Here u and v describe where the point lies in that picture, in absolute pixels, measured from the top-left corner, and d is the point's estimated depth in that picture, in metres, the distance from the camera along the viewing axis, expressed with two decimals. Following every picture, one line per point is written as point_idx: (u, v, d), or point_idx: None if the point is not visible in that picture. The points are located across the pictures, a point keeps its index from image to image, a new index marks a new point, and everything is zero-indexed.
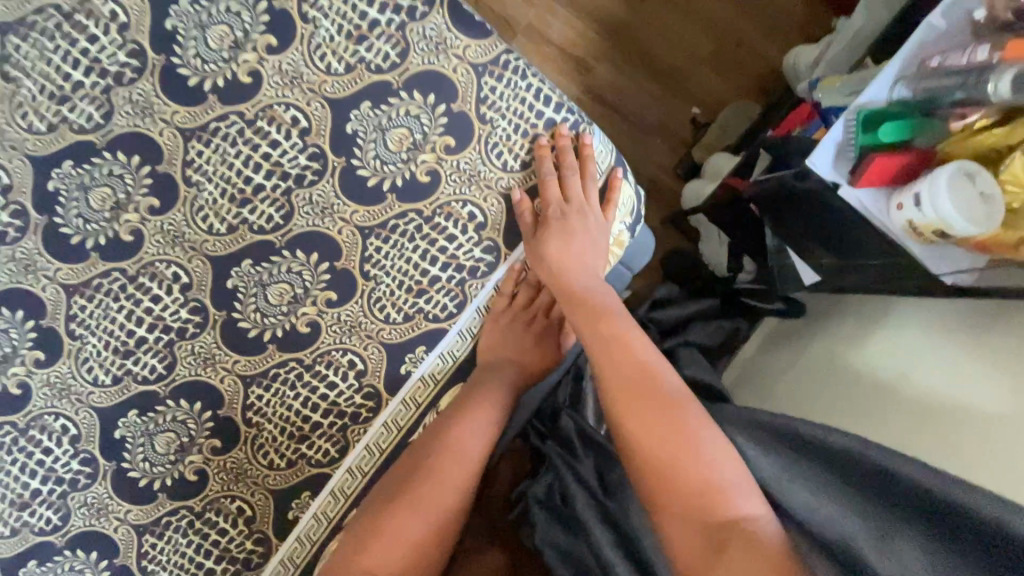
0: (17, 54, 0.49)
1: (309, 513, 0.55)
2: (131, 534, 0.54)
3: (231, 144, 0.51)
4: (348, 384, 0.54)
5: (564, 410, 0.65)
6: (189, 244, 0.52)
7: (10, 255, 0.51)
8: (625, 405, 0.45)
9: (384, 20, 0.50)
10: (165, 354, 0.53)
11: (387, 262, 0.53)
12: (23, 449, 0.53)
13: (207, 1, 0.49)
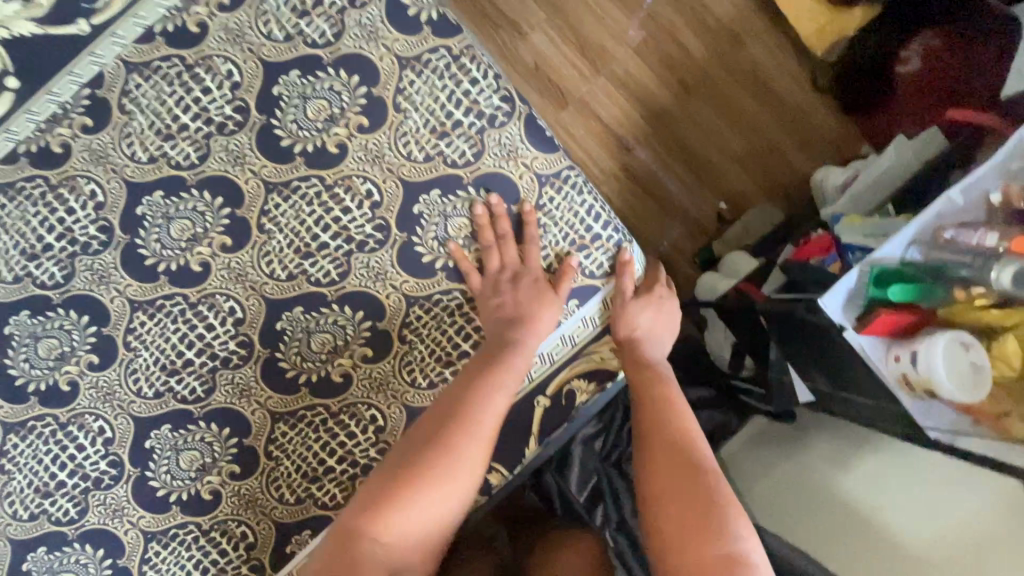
0: (138, 92, 0.55)
1: (305, 551, 0.58)
2: (137, 539, 0.58)
3: (306, 203, 0.56)
4: (366, 436, 0.58)
5: (548, 471, 0.74)
6: (249, 284, 0.57)
7: (90, 265, 0.56)
8: (667, 460, 0.50)
9: (467, 121, 0.55)
10: (206, 379, 0.57)
11: (425, 331, 0.58)
12: (61, 440, 0.57)
13: (314, 77, 0.55)
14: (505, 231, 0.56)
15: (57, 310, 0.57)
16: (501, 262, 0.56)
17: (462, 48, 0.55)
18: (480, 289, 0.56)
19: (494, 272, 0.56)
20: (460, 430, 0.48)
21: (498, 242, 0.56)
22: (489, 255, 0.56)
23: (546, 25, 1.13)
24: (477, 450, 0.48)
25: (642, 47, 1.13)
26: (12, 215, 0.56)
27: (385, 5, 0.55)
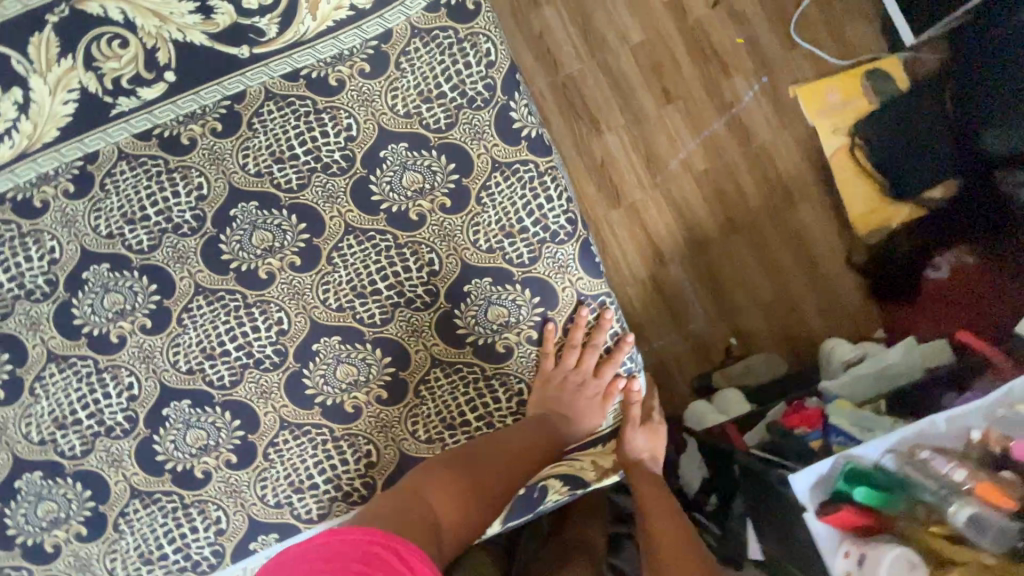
0: (270, 118, 0.64)
1: (265, 552, 0.62)
2: (123, 493, 0.63)
3: (375, 253, 0.63)
4: (356, 467, 0.63)
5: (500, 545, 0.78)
6: (302, 303, 0.63)
7: (176, 244, 0.64)
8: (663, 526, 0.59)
9: (532, 229, 0.63)
10: (236, 371, 0.63)
11: (437, 392, 0.63)
12: (92, 383, 0.63)
13: (419, 153, 0.63)
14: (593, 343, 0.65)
15: (132, 272, 0.64)
16: (580, 366, 0.64)
17: (548, 169, 0.63)
18: (550, 380, 0.63)
19: (567, 369, 0.64)
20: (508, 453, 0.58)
21: (583, 348, 0.64)
22: (570, 353, 0.64)
23: (622, 131, 1.24)
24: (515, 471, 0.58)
25: (701, 178, 1.23)
26: (128, 182, 0.64)
27: (495, 115, 0.64)
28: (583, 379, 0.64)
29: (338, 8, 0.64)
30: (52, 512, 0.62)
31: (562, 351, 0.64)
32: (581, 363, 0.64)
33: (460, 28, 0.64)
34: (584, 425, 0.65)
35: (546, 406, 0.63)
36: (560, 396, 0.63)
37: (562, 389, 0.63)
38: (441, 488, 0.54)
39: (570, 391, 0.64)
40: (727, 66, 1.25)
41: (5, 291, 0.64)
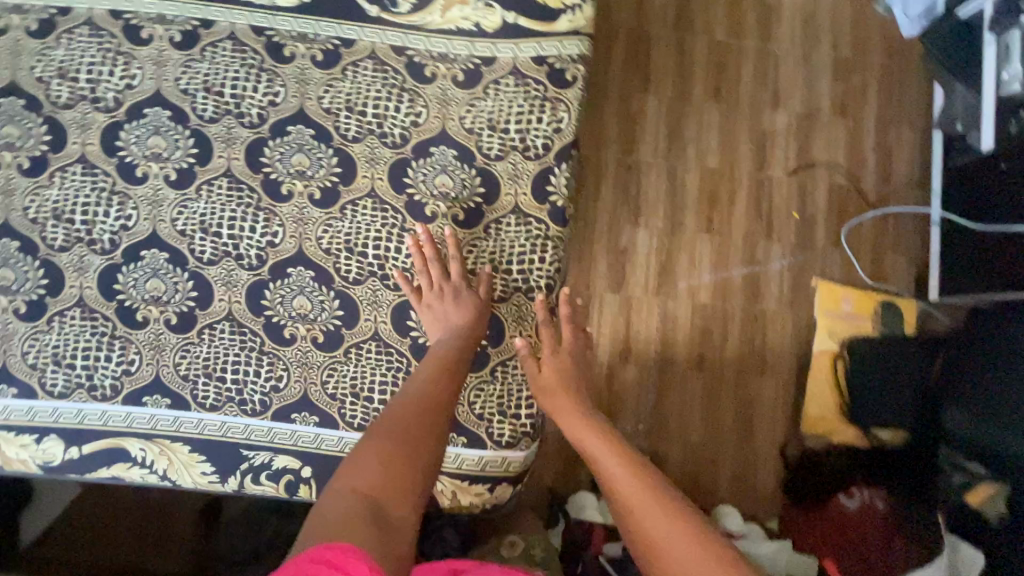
0: (361, 73, 0.72)
1: (153, 410, 0.68)
2: (71, 298, 0.69)
3: (380, 224, 0.70)
4: (265, 384, 0.69)
5: None
6: (300, 230, 0.70)
7: (230, 127, 0.71)
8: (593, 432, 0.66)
9: (514, 275, 0.71)
10: (217, 253, 0.70)
11: (363, 360, 0.69)
12: (100, 198, 0.70)
13: (461, 167, 0.71)
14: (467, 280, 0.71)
15: (185, 129, 0.71)
16: (451, 278, 0.69)
17: (553, 236, 0.70)
18: (426, 296, 0.68)
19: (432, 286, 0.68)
20: (419, 417, 0.59)
21: (458, 262, 0.69)
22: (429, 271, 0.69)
23: (653, 233, 1.31)
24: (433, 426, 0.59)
25: (696, 309, 1.30)
26: (223, 60, 0.72)
27: (537, 171, 0.71)
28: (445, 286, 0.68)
29: (466, 19, 0.72)
30: (6, 281, 0.69)
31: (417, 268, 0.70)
32: (450, 274, 0.69)
33: (550, 88, 0.72)
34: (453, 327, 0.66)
35: (442, 336, 0.66)
36: (438, 314, 0.67)
37: (438, 303, 0.68)
38: (360, 465, 0.53)
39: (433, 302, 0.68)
40: (768, 231, 1.33)
41: (78, 88, 0.71)
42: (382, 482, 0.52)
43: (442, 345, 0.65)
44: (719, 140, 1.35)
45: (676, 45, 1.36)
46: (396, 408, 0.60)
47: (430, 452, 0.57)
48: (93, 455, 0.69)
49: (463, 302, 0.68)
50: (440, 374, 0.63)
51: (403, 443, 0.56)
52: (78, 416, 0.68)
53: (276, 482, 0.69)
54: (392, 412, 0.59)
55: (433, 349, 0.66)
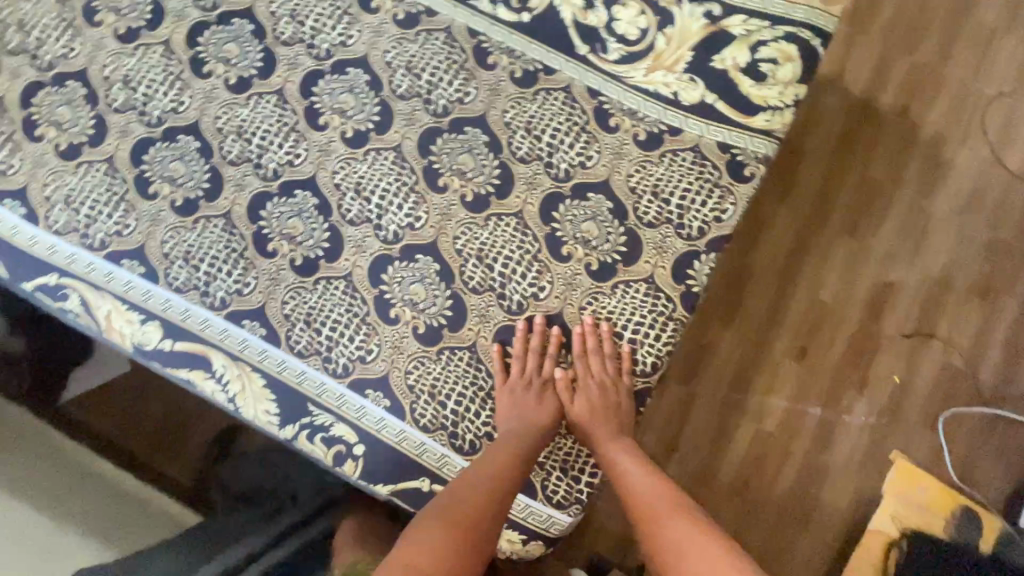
0: (550, 101, 0.74)
1: (246, 335, 0.71)
2: (221, 209, 0.73)
3: (516, 245, 0.71)
4: (354, 352, 0.70)
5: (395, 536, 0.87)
6: (442, 224, 0.72)
7: (415, 109, 0.74)
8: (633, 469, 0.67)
9: (624, 343, 0.70)
10: (359, 217, 0.72)
11: (452, 366, 0.69)
12: (282, 131, 0.75)
13: (611, 221, 0.71)
14: (552, 357, 0.70)
15: (375, 97, 0.75)
16: (542, 372, 0.69)
17: (678, 319, 0.70)
18: (512, 377, 0.69)
19: (520, 376, 0.69)
20: (479, 501, 0.61)
21: (553, 358, 0.70)
22: (518, 361, 0.69)
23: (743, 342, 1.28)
24: (493, 512, 0.61)
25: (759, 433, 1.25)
26: (433, 48, 0.75)
27: (684, 251, 0.70)
28: (530, 375, 0.69)
29: (666, 86, 0.74)
30: (174, 174, 0.74)
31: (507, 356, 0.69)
32: (542, 367, 0.70)
33: (724, 177, 0.72)
34: (533, 422, 0.67)
35: (518, 425, 0.66)
36: (518, 404, 0.68)
37: (522, 390, 0.68)
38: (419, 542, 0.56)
39: (516, 392, 0.68)
40: (851, 381, 1.38)
41: (301, 31, 0.77)
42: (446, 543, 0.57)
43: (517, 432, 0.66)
44: (835, 281, 1.42)
45: (823, 183, 1.45)
46: (461, 485, 0.62)
47: (485, 538, 0.60)
48: (181, 353, 0.72)
49: (545, 403, 0.69)
50: (515, 457, 0.63)
51: (460, 529, 0.58)
52: (182, 314, 0.72)
53: (326, 448, 0.69)
54: (457, 490, 0.62)
55: (505, 433, 0.66)
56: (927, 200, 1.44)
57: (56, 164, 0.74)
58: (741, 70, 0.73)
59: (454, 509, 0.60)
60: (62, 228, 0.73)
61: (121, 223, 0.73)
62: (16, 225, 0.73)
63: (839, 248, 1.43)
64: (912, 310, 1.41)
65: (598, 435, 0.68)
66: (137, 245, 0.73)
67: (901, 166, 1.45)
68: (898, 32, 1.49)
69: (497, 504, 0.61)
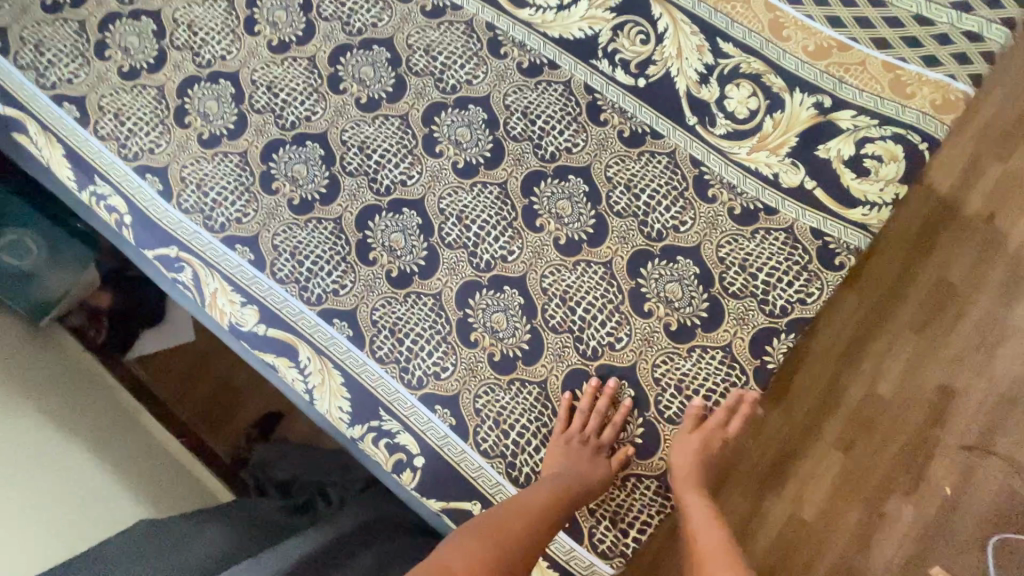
0: (652, 164, 0.79)
1: (333, 334, 0.75)
2: (334, 213, 0.79)
3: (600, 292, 0.76)
4: (431, 367, 0.73)
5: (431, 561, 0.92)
6: (534, 262, 0.77)
7: (524, 151, 0.80)
8: (698, 524, 0.71)
9: (692, 406, 0.73)
10: (458, 242, 0.78)
11: (521, 397, 0.73)
12: (400, 152, 0.81)
13: (693, 287, 0.76)
14: (613, 420, 0.74)
15: (491, 135, 0.81)
16: (600, 435, 0.73)
17: (748, 392, 0.74)
18: (571, 429, 0.72)
19: (580, 430, 0.72)
20: (519, 518, 0.63)
21: (612, 421, 0.73)
22: (580, 416, 0.72)
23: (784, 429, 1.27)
24: (535, 533, 0.63)
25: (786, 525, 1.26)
26: (550, 98, 0.82)
27: (764, 327, 0.74)
28: (589, 433, 0.72)
29: (769, 166, 0.78)
30: (297, 175, 0.81)
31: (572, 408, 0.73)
32: (600, 431, 0.73)
33: (814, 262, 0.75)
34: (586, 478, 0.69)
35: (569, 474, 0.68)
36: (574, 457, 0.70)
37: (578, 446, 0.71)
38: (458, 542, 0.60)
39: (572, 447, 0.71)
40: (898, 484, 1.33)
41: (433, 65, 0.84)
42: (491, 555, 0.59)
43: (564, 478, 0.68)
44: (894, 377, 1.38)
45: (894, 276, 1.43)
46: (507, 505, 0.65)
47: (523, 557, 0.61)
48: (271, 339, 0.76)
49: (598, 462, 0.71)
50: (557, 500, 0.66)
51: (498, 539, 0.61)
52: (280, 303, 0.77)
53: (388, 454, 0.72)
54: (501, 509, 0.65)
55: (557, 479, 0.68)
56: (1003, 311, 1.40)
57: (195, 151, 0.82)
58: (844, 161, 0.77)
59: (496, 520, 0.63)
60: (190, 208, 0.80)
61: (242, 211, 0.80)
62: (151, 198, 0.80)
63: (902, 344, 1.40)
64: (973, 422, 1.35)
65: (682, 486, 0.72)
66: (252, 233, 0.79)
67: (980, 272, 1.42)
68: (991, 138, 1.48)
69: (538, 526, 0.63)
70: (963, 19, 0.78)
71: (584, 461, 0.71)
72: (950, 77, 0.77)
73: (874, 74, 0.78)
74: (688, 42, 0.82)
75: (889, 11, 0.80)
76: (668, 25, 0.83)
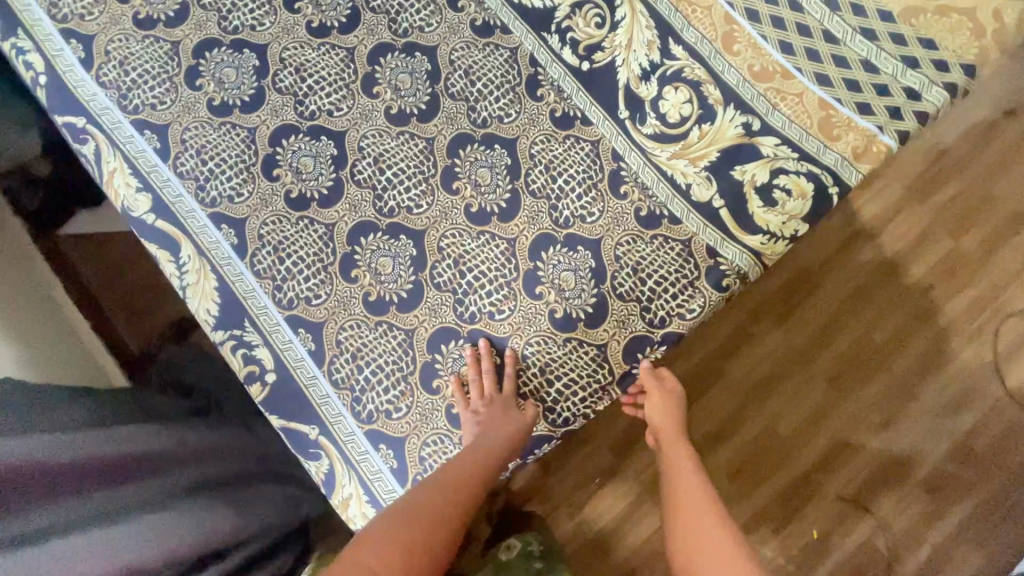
0: (574, 149, 0.80)
1: (218, 239, 0.76)
2: (250, 123, 0.79)
3: (494, 265, 0.78)
4: (302, 290, 0.76)
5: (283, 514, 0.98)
6: (435, 221, 0.78)
7: (459, 111, 0.81)
8: (676, 448, 0.89)
9: (550, 389, 0.77)
10: (366, 182, 0.78)
11: (387, 341, 0.76)
12: (331, 79, 0.80)
13: (587, 282, 0.77)
14: (513, 380, 0.76)
15: (428, 87, 0.81)
16: (502, 391, 0.74)
17: (607, 392, 0.77)
18: (474, 401, 0.74)
19: (485, 391, 0.74)
20: (440, 493, 0.68)
21: (503, 381, 0.76)
22: (481, 378, 0.75)
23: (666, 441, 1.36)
24: (461, 498, 0.69)
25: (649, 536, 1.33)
26: (494, 61, 0.82)
27: (640, 335, 0.77)
28: (498, 397, 0.74)
29: (683, 175, 0.79)
30: (224, 77, 0.79)
31: (476, 367, 0.76)
32: (500, 388, 0.75)
33: (699, 279, 0.77)
34: (503, 434, 0.72)
35: (494, 446, 0.72)
36: (490, 424, 0.73)
37: (487, 409, 0.73)
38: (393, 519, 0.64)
39: (486, 408, 0.74)
40: (772, 518, 1.37)
41: (391, 5, 0.82)
42: (432, 521, 0.65)
43: (490, 451, 0.71)
44: (798, 418, 1.41)
45: (822, 323, 1.45)
46: (426, 484, 0.69)
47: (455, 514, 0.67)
48: (157, 230, 0.76)
49: (507, 417, 0.74)
50: (473, 462, 0.71)
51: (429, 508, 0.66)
52: (174, 197, 0.76)
53: (243, 363, 0.75)
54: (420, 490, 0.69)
55: (474, 448, 0.72)
56: (915, 382, 1.44)
57: (127, 28, 0.79)
58: (756, 187, 0.77)
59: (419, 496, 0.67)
60: (107, 82, 0.78)
61: (159, 97, 0.78)
62: (71, 64, 0.78)
63: (813, 389, 1.43)
64: (857, 476, 1.40)
65: (659, 424, 0.92)
66: (164, 122, 0.78)
67: (908, 340, 1.45)
68: (950, 214, 1.49)
69: (463, 488, 0.70)
70: (906, 73, 0.76)
71: (500, 418, 0.73)
72: (878, 128, 0.76)
73: (807, 108, 0.77)
74: (639, 34, 0.79)
75: (839, 49, 0.77)
76: (625, 14, 0.80)
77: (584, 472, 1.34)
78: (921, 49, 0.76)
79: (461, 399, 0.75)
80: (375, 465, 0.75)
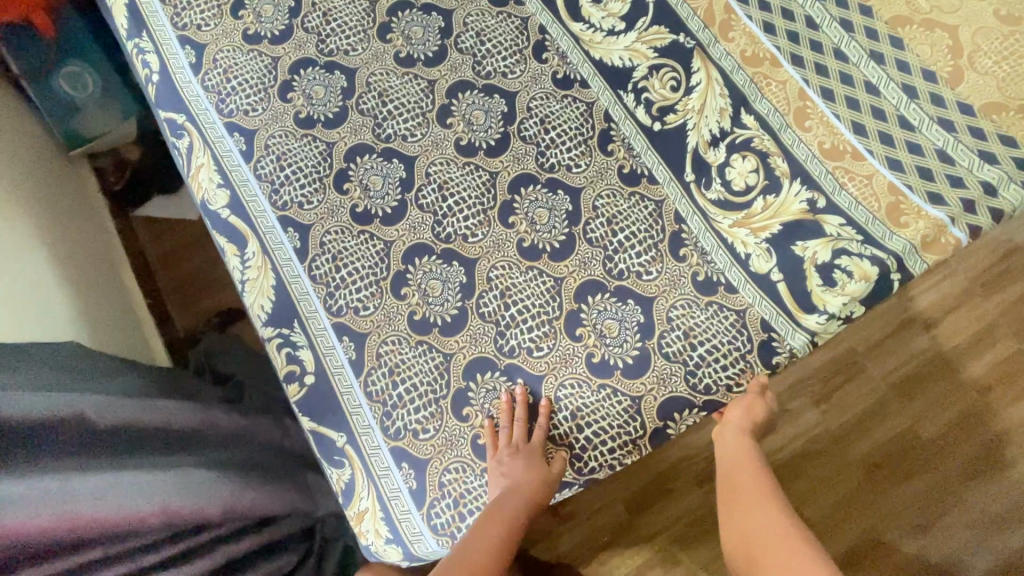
0: (634, 203, 0.82)
1: (283, 242, 0.80)
2: (330, 138, 0.84)
3: (539, 302, 0.79)
4: (353, 301, 0.79)
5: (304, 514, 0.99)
6: (489, 253, 0.80)
7: (527, 153, 0.84)
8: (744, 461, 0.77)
9: (580, 435, 0.77)
10: (428, 206, 0.82)
11: (424, 361, 0.77)
12: (410, 108, 0.85)
13: (631, 335, 0.78)
14: (541, 426, 0.76)
15: (499, 125, 0.85)
16: (529, 440, 0.74)
17: (637, 444, 0.76)
18: (501, 445, 0.74)
19: (512, 438, 0.74)
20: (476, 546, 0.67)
21: (533, 427, 0.75)
22: (510, 423, 0.75)
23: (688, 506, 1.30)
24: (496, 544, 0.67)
25: None
26: (566, 111, 0.85)
27: (681, 397, 0.76)
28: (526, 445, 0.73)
29: (744, 244, 0.79)
30: (314, 94, 0.85)
31: (507, 410, 0.76)
32: (528, 436, 0.75)
33: (745, 346, 0.76)
34: (528, 480, 0.71)
35: (517, 493, 0.71)
36: (516, 471, 0.72)
37: (511, 455, 0.73)
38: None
39: (513, 459, 0.72)
40: None
41: (478, 48, 0.87)
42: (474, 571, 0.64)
43: (515, 498, 0.71)
44: (831, 506, 1.34)
45: (867, 408, 1.38)
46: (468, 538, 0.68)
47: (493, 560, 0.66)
48: (230, 225, 0.81)
49: (534, 465, 0.73)
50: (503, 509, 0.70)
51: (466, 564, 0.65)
52: (250, 197, 0.82)
53: (286, 362, 0.78)
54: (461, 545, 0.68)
55: (501, 495, 0.71)
56: (964, 488, 1.34)
57: (236, 41, 0.86)
58: (816, 264, 0.76)
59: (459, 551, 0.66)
60: (210, 86, 0.85)
61: (253, 106, 0.85)
62: (182, 67, 0.85)
63: (851, 477, 1.35)
64: None
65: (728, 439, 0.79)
66: (253, 127, 0.84)
67: (961, 441, 1.36)
68: (1016, 315, 1.42)
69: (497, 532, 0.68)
70: (984, 168, 0.74)
71: (530, 466, 0.72)
72: (949, 219, 0.74)
73: (876, 191, 0.76)
74: (713, 101, 0.81)
75: (914, 135, 0.76)
76: (701, 80, 0.82)
77: (598, 526, 1.30)
78: (1001, 146, 0.74)
79: (487, 434, 0.75)
80: (394, 483, 0.75)
